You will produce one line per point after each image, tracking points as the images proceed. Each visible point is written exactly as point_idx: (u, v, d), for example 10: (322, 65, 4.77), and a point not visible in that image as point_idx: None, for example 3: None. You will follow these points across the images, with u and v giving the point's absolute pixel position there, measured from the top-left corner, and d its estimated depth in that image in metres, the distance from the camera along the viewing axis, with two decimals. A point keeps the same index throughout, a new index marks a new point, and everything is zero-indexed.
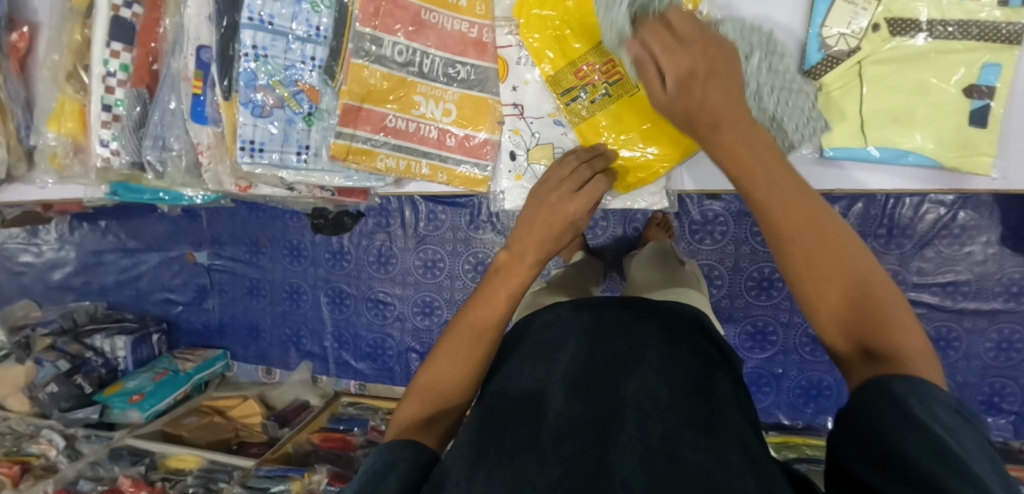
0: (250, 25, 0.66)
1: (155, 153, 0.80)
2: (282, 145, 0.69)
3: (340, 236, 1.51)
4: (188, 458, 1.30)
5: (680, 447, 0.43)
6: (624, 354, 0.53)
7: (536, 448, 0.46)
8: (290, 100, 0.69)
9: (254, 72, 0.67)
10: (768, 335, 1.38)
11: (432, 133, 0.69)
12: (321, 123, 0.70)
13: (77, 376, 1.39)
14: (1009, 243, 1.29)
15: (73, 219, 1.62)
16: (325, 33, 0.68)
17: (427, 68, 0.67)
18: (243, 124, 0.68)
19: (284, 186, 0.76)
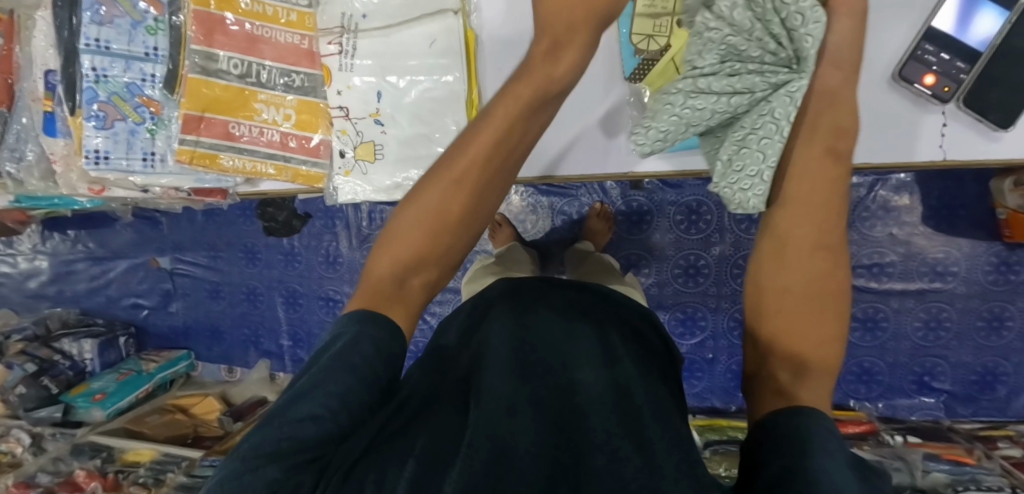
0: (89, 50, 0.73)
1: (12, 164, 0.92)
2: (128, 153, 0.77)
3: (292, 237, 1.58)
4: (144, 451, 1.38)
5: (621, 437, 0.49)
6: (590, 349, 0.60)
7: (499, 410, 0.51)
8: (132, 113, 0.76)
9: (94, 90, 0.74)
10: (698, 320, 1.42)
11: (273, 136, 0.75)
12: (164, 132, 0.77)
13: (44, 378, 1.49)
14: (928, 222, 1.31)
15: (44, 230, 1.71)
16: (163, 53, 0.76)
17: (263, 77, 0.73)
18: (87, 136, 0.75)
19: (138, 188, 0.83)
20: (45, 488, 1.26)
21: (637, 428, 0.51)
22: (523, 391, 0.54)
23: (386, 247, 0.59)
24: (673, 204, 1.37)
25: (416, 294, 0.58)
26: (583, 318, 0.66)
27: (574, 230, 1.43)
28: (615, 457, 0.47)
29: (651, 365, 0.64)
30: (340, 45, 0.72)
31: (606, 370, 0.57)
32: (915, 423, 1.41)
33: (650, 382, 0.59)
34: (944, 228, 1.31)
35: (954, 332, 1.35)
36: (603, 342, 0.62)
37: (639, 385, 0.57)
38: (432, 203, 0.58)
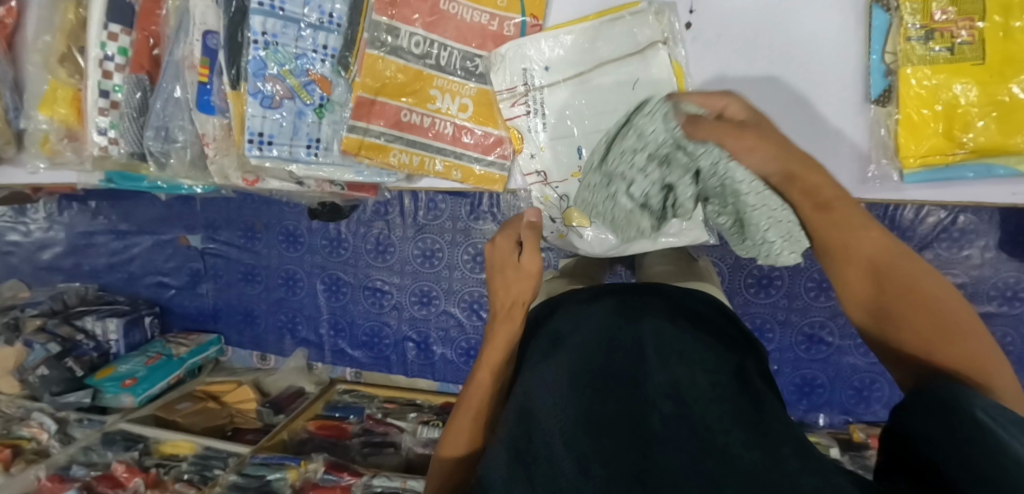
0: (261, 11, 0.70)
1: (158, 144, 0.80)
2: (292, 138, 0.74)
3: (338, 223, 1.45)
4: (183, 444, 1.30)
5: (736, 435, 0.43)
6: (658, 337, 0.53)
7: (576, 438, 0.46)
8: (301, 91, 0.73)
9: (263, 61, 0.71)
10: (765, 332, 1.38)
11: (448, 129, 0.76)
12: (331, 115, 0.75)
13: (68, 359, 1.37)
14: (1006, 247, 1.29)
15: (62, 199, 1.58)
16: (337, 21, 0.73)
17: (444, 61, 0.74)
18: (253, 116, 0.72)
19: (293, 179, 0.81)
20: (82, 484, 1.18)
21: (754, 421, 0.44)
22: (602, 407, 0.48)
23: (459, 430, 0.63)
24: None
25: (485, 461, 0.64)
26: (637, 307, 0.59)
27: None
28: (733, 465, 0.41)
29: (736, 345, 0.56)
30: (527, 105, 0.74)
31: (687, 355, 0.51)
32: None
33: (739, 364, 0.52)
34: (1020, 254, 1.29)
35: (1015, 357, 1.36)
36: (691, 333, 0.54)
37: (729, 370, 0.50)
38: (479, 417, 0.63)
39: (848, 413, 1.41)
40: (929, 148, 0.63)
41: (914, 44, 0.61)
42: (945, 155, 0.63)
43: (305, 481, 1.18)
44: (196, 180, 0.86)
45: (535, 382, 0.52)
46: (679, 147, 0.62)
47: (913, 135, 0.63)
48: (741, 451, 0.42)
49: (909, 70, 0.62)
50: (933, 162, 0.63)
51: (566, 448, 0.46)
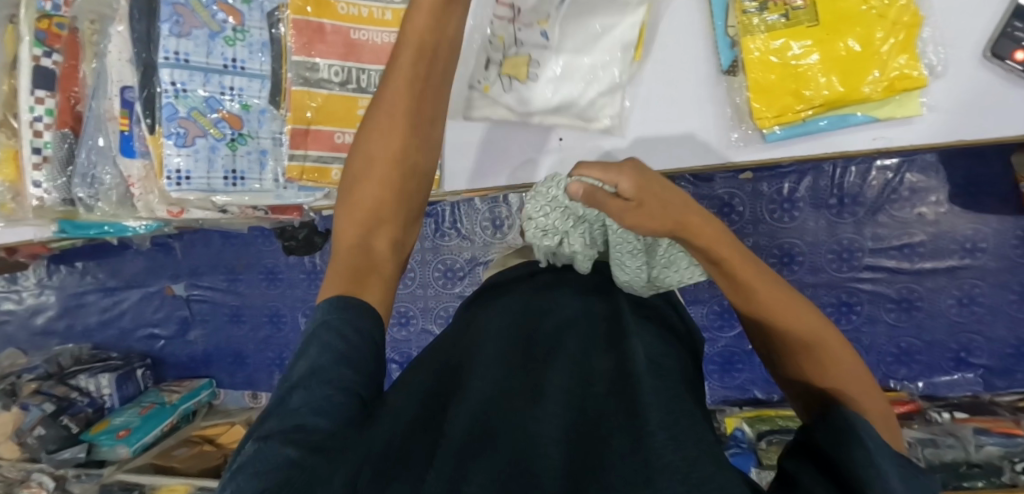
0: (168, 64, 0.80)
1: (86, 190, 0.87)
2: (210, 172, 0.82)
3: (314, 256, 1.54)
4: (179, 487, 1.36)
5: (653, 416, 0.42)
6: (608, 341, 0.54)
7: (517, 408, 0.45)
8: (212, 128, 0.82)
9: (175, 107, 0.81)
10: (736, 312, 1.41)
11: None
12: (245, 146, 0.83)
13: (64, 417, 1.41)
14: (958, 200, 1.34)
15: (51, 264, 1.65)
16: (239, 65, 0.83)
17: (362, 83, 0.83)
18: (170, 154, 0.80)
19: (217, 208, 0.87)
20: None
21: (679, 415, 0.43)
22: (543, 383, 0.48)
23: (353, 216, 0.65)
24: (707, 198, 1.39)
25: (383, 252, 0.63)
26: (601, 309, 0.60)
27: None
28: (644, 441, 0.40)
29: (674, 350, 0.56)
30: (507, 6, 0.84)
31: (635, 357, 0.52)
32: (957, 400, 1.38)
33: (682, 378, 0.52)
34: (972, 206, 1.33)
35: (988, 307, 1.36)
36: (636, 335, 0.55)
37: (678, 378, 0.50)
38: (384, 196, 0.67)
39: None
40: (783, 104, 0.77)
41: (749, 15, 0.77)
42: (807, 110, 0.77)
43: None
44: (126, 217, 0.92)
45: (484, 362, 0.51)
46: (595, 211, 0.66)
47: (764, 96, 0.77)
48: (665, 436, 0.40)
49: (751, 38, 0.77)
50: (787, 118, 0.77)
51: (494, 412, 0.44)
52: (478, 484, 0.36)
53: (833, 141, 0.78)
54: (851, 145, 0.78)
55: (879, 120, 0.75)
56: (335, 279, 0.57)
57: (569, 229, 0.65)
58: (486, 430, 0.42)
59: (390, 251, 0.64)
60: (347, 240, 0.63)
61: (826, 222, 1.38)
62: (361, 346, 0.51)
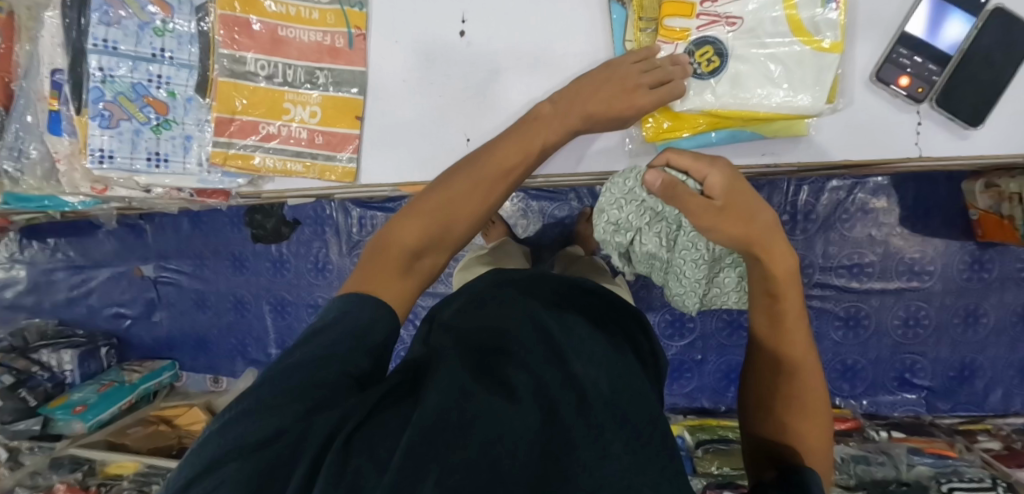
0: (96, 50, 0.81)
1: (13, 163, 0.90)
2: (132, 153, 0.84)
3: (280, 244, 1.57)
4: (128, 463, 1.37)
5: (616, 434, 0.45)
6: (579, 344, 0.56)
7: (493, 391, 0.45)
8: (137, 113, 0.83)
9: (101, 90, 0.82)
10: (686, 322, 1.43)
11: (301, 134, 0.84)
12: (170, 131, 0.84)
13: (21, 390, 1.43)
14: (908, 223, 1.37)
15: (22, 238, 1.68)
16: (167, 54, 0.83)
17: (290, 77, 0.83)
18: (94, 135, 0.82)
19: (143, 188, 0.89)
20: None
21: (640, 433, 0.46)
22: (509, 377, 0.48)
23: (411, 220, 0.64)
24: None
25: (425, 271, 0.63)
26: (573, 320, 0.61)
27: (560, 234, 1.44)
28: (609, 475, 0.40)
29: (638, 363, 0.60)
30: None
31: (612, 368, 0.53)
32: (898, 419, 1.43)
33: (647, 388, 0.55)
34: (920, 229, 1.36)
35: (932, 329, 1.39)
36: (613, 353, 0.57)
37: (642, 387, 0.54)
38: (462, 220, 0.66)
39: None
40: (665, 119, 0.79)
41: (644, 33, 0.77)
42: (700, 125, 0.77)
43: None
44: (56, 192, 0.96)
45: (451, 350, 0.51)
46: (657, 213, 0.72)
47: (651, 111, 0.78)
48: (628, 459, 0.42)
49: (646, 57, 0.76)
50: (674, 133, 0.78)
51: (467, 387, 0.44)
52: (447, 467, 0.37)
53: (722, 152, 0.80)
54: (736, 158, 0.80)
55: (765, 137, 0.77)
56: (375, 269, 0.59)
57: (643, 225, 0.74)
58: (464, 408, 0.42)
59: (429, 272, 0.64)
60: (405, 238, 0.63)
61: None
62: (355, 342, 0.50)
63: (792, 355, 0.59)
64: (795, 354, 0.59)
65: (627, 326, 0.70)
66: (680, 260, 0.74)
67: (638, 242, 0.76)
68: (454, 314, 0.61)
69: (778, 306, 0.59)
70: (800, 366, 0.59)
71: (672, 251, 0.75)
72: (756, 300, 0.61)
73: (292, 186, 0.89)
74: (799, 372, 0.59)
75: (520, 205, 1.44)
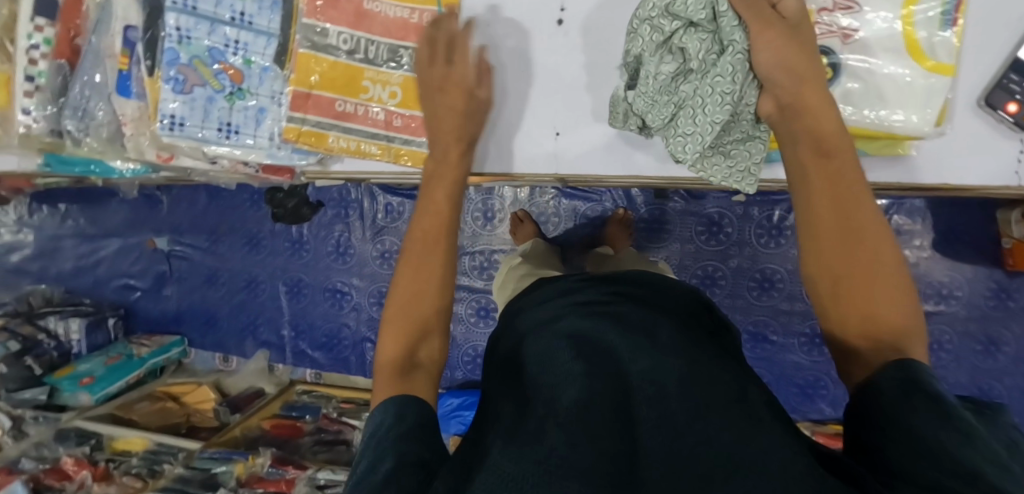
0: (175, 8, 0.72)
1: (75, 124, 0.79)
2: (204, 122, 0.75)
3: (301, 226, 1.53)
4: (135, 440, 1.33)
5: (687, 406, 0.43)
6: (619, 336, 0.54)
7: (552, 417, 0.43)
8: (211, 79, 0.74)
9: (176, 51, 0.73)
10: None
11: (380, 115, 0.75)
12: (243, 102, 0.76)
13: (28, 357, 1.40)
14: (939, 247, 1.36)
15: (33, 202, 1.63)
16: (248, 19, 0.75)
17: (371, 54, 0.74)
18: (165, 100, 0.73)
19: (208, 159, 0.80)
20: (30, 476, 1.20)
21: (708, 399, 0.44)
22: (560, 396, 0.46)
23: (389, 329, 0.60)
24: (696, 215, 1.37)
25: (428, 364, 0.58)
26: (625, 316, 0.59)
27: (590, 234, 1.41)
28: (697, 448, 0.38)
29: (708, 348, 0.58)
30: None
31: (664, 353, 0.51)
32: None
33: (711, 364, 0.53)
34: (951, 253, 1.35)
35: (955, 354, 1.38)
36: (661, 336, 0.55)
37: (701, 362, 0.51)
38: (425, 304, 0.61)
39: (794, 412, 1.42)
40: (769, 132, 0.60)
41: None
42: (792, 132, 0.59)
43: (251, 475, 1.20)
44: (113, 157, 0.84)
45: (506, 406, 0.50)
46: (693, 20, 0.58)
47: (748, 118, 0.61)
48: (717, 430, 0.40)
49: None
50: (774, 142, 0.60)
51: (527, 429, 0.43)
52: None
53: None
54: None
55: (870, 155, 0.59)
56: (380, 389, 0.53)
57: (684, 26, 0.58)
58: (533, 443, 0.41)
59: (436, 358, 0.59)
60: (391, 353, 0.57)
61: None
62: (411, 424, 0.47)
63: (863, 257, 0.47)
64: (862, 251, 0.47)
65: (685, 311, 0.67)
66: (693, 97, 0.58)
67: (655, 62, 0.61)
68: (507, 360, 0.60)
69: (834, 186, 0.50)
70: (876, 274, 0.46)
71: (690, 81, 0.59)
72: (801, 164, 0.52)
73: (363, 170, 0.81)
74: (864, 271, 0.47)
75: (553, 203, 1.42)
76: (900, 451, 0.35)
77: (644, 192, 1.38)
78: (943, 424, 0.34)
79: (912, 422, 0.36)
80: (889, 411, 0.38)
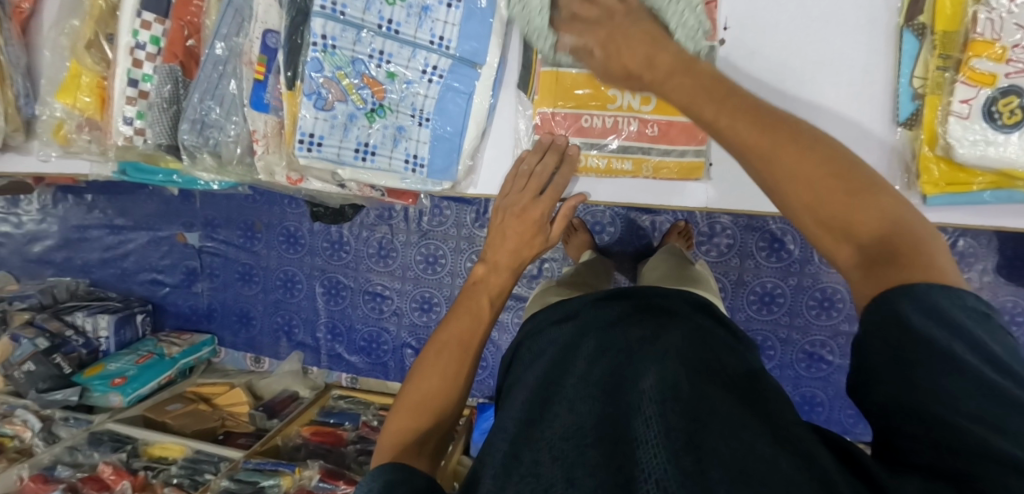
0: (322, 13, 0.65)
1: (194, 138, 0.74)
2: (342, 141, 0.69)
3: (341, 226, 1.43)
4: (172, 446, 1.30)
5: (691, 421, 0.41)
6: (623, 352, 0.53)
7: (556, 456, 0.43)
8: (354, 95, 0.68)
9: (321, 62, 0.66)
10: (766, 349, 1.39)
11: (632, 126, 0.66)
12: (384, 120, 0.69)
13: (57, 355, 1.33)
14: (1004, 272, 1.30)
15: (56, 191, 1.55)
16: (396, 27, 0.67)
17: None
18: (304, 116, 0.67)
19: (335, 181, 0.75)
20: (68, 485, 1.17)
21: (708, 410, 0.42)
22: (565, 428, 0.46)
23: (406, 402, 0.55)
24: (758, 231, 1.31)
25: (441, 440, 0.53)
26: (626, 325, 0.57)
27: (646, 247, 1.36)
28: (691, 471, 0.37)
29: (721, 342, 0.55)
30: None
31: (670, 357, 0.49)
32: None
33: (727, 362, 0.50)
34: (1018, 279, 1.29)
35: None
36: (664, 338, 0.53)
37: (705, 363, 0.49)
38: (443, 385, 0.56)
39: (846, 432, 1.40)
40: (950, 171, 0.56)
41: (946, 72, 0.55)
42: (963, 176, 0.56)
43: (298, 488, 1.18)
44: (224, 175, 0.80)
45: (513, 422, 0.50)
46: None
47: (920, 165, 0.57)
48: (726, 447, 0.38)
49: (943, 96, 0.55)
50: (950, 188, 0.56)
51: (531, 463, 0.43)
52: None
53: (970, 210, 0.59)
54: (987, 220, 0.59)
55: None
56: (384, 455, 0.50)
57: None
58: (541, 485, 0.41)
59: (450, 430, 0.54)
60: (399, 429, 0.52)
61: None
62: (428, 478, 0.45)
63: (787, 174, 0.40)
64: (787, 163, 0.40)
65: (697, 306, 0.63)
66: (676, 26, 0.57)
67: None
68: (517, 377, 0.60)
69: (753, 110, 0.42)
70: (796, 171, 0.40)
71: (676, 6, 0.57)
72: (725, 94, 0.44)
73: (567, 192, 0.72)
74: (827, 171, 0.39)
75: (609, 212, 1.36)
76: (918, 441, 0.32)
77: None
78: (977, 406, 0.30)
79: (925, 386, 0.32)
80: (893, 369, 0.34)
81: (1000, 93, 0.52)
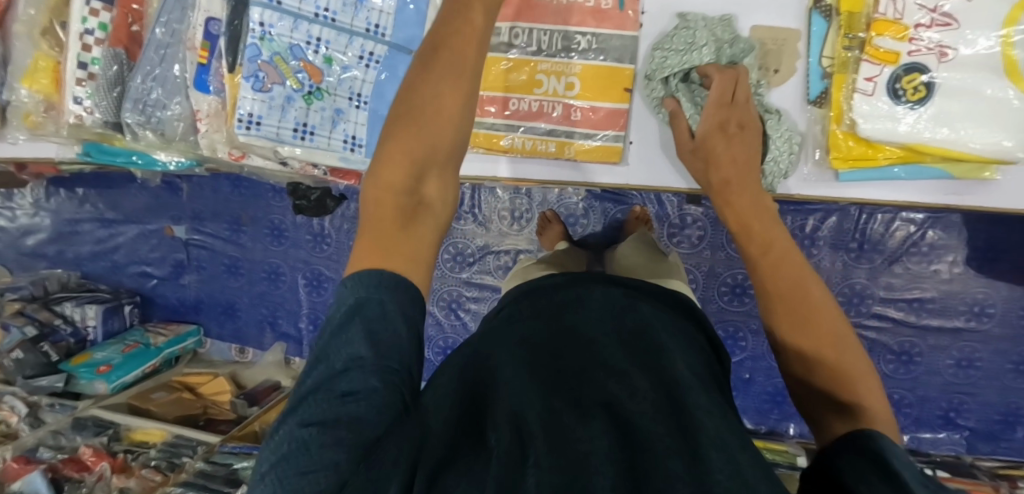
0: (260, 3, 0.70)
1: (136, 117, 0.78)
2: (280, 121, 0.73)
3: (322, 218, 1.46)
4: (153, 432, 1.33)
5: (693, 421, 0.40)
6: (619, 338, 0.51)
7: (545, 416, 0.40)
8: (291, 78, 0.73)
9: (259, 48, 0.71)
10: (738, 340, 1.41)
11: (556, 110, 0.77)
12: (320, 102, 0.74)
13: (44, 344, 1.38)
14: (973, 263, 1.29)
15: (49, 185, 1.59)
16: (331, 15, 0.73)
17: (546, 45, 0.76)
18: (243, 98, 0.72)
19: (278, 158, 0.77)
20: (48, 466, 1.24)
21: (710, 413, 0.41)
22: (554, 395, 0.43)
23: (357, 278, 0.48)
24: None
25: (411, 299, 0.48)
26: (620, 310, 0.55)
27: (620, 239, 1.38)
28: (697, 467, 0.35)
29: (698, 348, 0.54)
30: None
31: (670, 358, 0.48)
32: (938, 457, 1.40)
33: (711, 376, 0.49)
34: (989, 270, 1.29)
35: (984, 372, 1.35)
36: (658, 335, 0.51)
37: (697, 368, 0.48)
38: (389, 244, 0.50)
39: None
40: (860, 148, 0.69)
41: (851, 52, 0.68)
42: (882, 156, 0.69)
43: None
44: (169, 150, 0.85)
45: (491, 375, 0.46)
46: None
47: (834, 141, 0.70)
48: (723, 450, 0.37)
49: (850, 75, 0.69)
50: (863, 164, 0.70)
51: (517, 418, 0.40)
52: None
53: (886, 186, 0.72)
54: (902, 194, 0.72)
55: (953, 177, 0.69)
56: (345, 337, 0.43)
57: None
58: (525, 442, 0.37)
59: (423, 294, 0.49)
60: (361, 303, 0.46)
61: (842, 264, 1.33)
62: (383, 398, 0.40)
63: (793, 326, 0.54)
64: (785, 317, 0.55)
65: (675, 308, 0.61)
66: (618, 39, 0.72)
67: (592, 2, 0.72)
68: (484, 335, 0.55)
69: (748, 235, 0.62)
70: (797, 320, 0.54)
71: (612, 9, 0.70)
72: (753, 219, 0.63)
73: (503, 172, 0.82)
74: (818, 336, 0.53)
75: (582, 204, 1.39)
76: None
77: (676, 197, 1.34)
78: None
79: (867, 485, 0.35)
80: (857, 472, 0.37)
81: (904, 70, 0.65)
